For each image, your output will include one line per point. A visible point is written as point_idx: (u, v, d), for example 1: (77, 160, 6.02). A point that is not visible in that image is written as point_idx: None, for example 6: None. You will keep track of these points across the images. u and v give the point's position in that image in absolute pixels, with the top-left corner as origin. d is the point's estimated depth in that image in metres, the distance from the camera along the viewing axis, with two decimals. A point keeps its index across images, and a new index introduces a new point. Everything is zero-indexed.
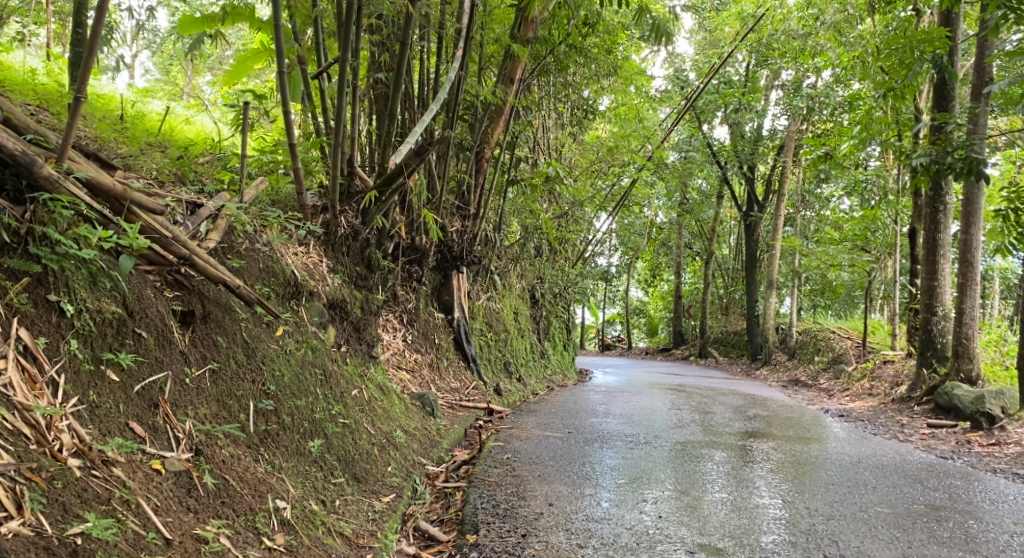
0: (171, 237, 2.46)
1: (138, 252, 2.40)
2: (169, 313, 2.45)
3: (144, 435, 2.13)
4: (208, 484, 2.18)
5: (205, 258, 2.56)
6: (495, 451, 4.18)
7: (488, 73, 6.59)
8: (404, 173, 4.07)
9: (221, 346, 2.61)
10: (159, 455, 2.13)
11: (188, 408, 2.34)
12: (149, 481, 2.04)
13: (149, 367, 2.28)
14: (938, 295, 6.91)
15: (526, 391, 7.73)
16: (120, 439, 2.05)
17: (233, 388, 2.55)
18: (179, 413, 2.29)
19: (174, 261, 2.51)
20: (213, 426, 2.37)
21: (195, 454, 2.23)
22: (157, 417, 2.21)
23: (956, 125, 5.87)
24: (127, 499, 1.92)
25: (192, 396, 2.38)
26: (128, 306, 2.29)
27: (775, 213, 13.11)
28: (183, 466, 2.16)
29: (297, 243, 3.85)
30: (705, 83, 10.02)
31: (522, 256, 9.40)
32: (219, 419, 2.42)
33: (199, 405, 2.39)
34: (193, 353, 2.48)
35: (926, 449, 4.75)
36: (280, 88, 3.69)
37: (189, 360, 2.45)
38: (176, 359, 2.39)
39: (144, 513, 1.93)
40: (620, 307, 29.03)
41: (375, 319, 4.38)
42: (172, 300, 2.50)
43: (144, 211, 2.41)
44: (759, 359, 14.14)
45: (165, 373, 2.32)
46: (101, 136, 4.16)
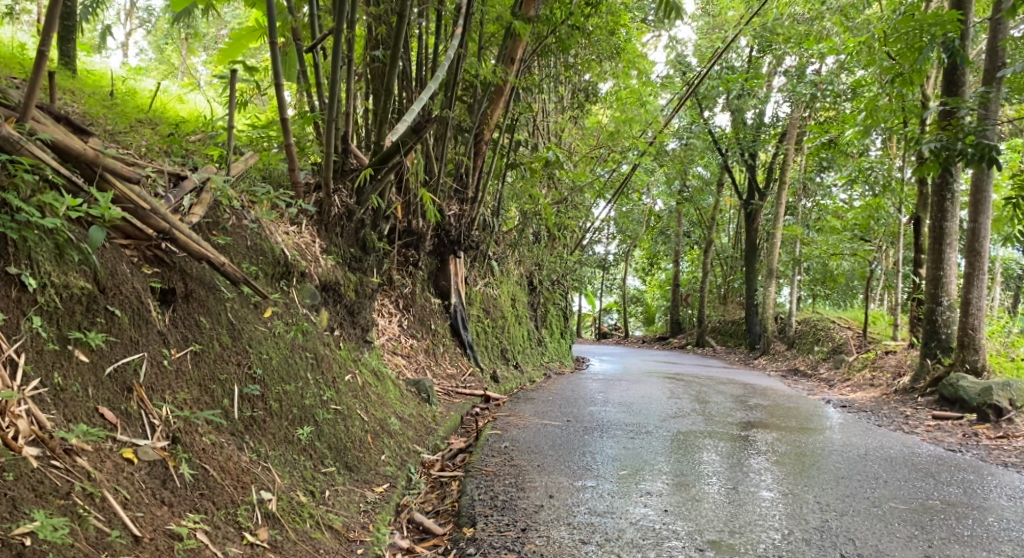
0: (150, 209, 2.34)
1: (110, 224, 2.25)
2: (146, 290, 2.31)
3: (115, 421, 2.00)
4: (185, 475, 2.05)
5: (186, 232, 2.45)
6: (493, 439, 4.05)
7: (488, 52, 6.42)
8: (401, 151, 3.92)
9: (204, 327, 2.47)
10: (132, 443, 1.99)
11: (166, 393, 2.20)
12: (118, 472, 1.90)
13: (122, 347, 2.14)
14: (944, 285, 6.78)
15: (523, 378, 7.62)
16: (87, 427, 1.92)
17: (215, 371, 2.42)
18: (155, 397, 2.16)
19: (154, 234, 2.37)
20: (193, 412, 2.24)
21: (171, 442, 2.09)
22: (130, 402, 2.07)
23: (968, 110, 5.72)
24: (91, 492, 1.79)
25: (170, 380, 2.24)
26: (99, 282, 2.15)
27: (776, 201, 12.95)
28: (158, 455, 2.03)
29: (288, 222, 3.69)
30: (709, 68, 9.76)
31: (521, 242, 9.26)
32: (200, 405, 2.28)
33: (179, 389, 2.25)
34: (173, 334, 2.34)
35: (934, 442, 4.64)
36: (270, 59, 3.53)
37: (168, 341, 2.31)
38: (153, 341, 2.25)
39: (110, 508, 1.80)
40: (617, 296, 28.94)
41: (370, 302, 4.25)
42: (150, 276, 2.35)
43: (117, 179, 2.26)
44: (757, 349, 14.06)
45: (140, 355, 2.18)
46: (88, 113, 4.01)
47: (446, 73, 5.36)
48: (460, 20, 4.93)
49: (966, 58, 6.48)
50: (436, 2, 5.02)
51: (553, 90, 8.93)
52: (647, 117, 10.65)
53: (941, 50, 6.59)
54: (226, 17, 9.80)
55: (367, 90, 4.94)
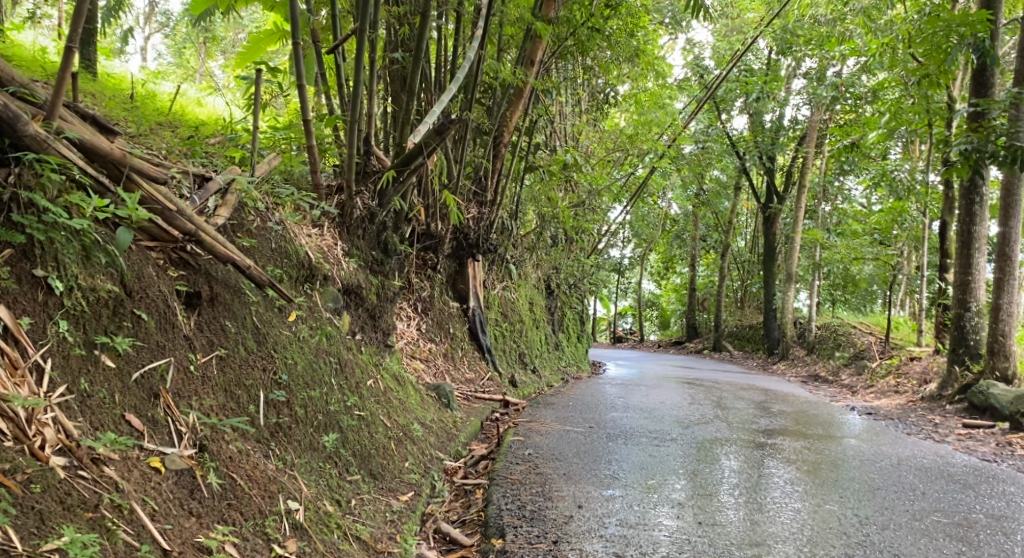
0: (176, 211, 2.28)
1: (136, 225, 2.21)
2: (172, 293, 2.26)
3: (143, 429, 1.95)
4: (213, 485, 1.99)
5: (213, 234, 2.38)
6: (516, 446, 3.98)
7: (507, 54, 6.36)
8: (424, 153, 3.87)
9: (229, 332, 2.42)
10: (159, 451, 1.94)
11: (192, 399, 2.15)
12: (146, 482, 1.85)
13: (149, 352, 2.09)
14: (972, 290, 6.61)
15: (541, 382, 7.55)
16: (114, 435, 1.87)
17: (242, 377, 2.37)
18: (182, 404, 2.11)
19: (180, 236, 2.33)
20: (219, 419, 2.18)
21: (198, 450, 2.04)
22: (157, 409, 2.02)
23: (1000, 112, 5.58)
24: (119, 504, 1.74)
25: (197, 385, 2.20)
26: (126, 285, 2.11)
27: (795, 205, 12.80)
28: (186, 464, 1.98)
29: (310, 224, 3.65)
30: (728, 71, 9.57)
31: (538, 245, 9.19)
32: (226, 412, 2.23)
33: (205, 396, 2.20)
34: (199, 338, 2.29)
35: (967, 451, 4.52)
36: (294, 61, 3.49)
37: (194, 346, 2.26)
38: (179, 345, 2.20)
39: (138, 520, 1.74)
40: (632, 299, 28.80)
41: (391, 305, 4.20)
42: (176, 279, 2.31)
43: (144, 180, 2.22)
44: (776, 354, 13.91)
45: (167, 360, 2.14)
46: (110, 116, 3.99)
47: (466, 75, 5.31)
48: (481, 22, 4.88)
49: (996, 59, 6.34)
50: (457, 4, 4.97)
51: (572, 93, 8.86)
52: (665, 120, 10.57)
53: (969, 51, 6.46)
54: (245, 20, 9.83)
55: (387, 93, 4.90)
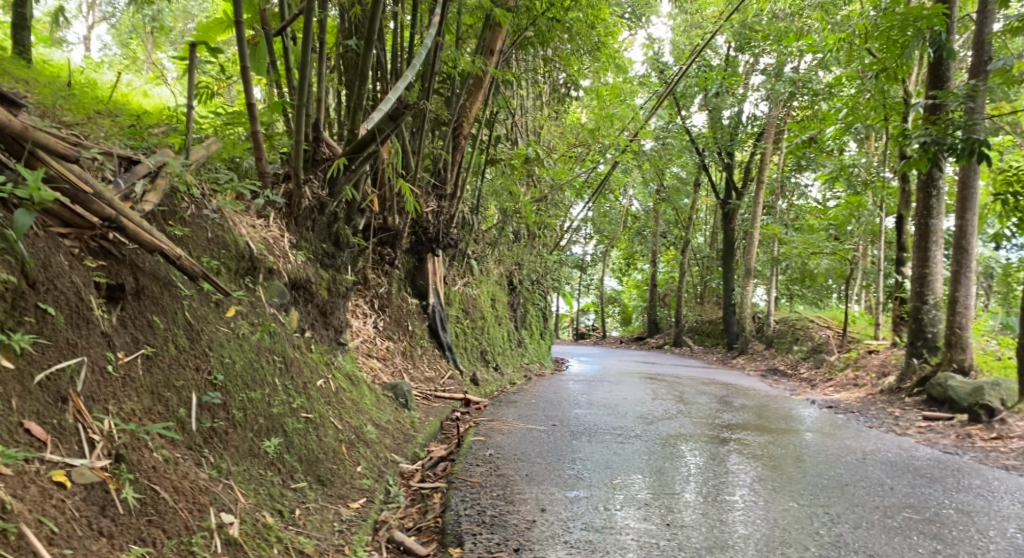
0: (92, 194, 2.09)
1: (43, 208, 2.01)
2: (88, 285, 2.07)
3: (45, 439, 1.76)
4: (128, 500, 1.81)
5: (137, 220, 2.18)
6: (476, 446, 3.84)
7: (466, 45, 6.21)
8: (377, 140, 3.69)
9: (157, 328, 2.23)
10: (65, 463, 1.76)
11: (109, 403, 1.96)
12: (44, 499, 1.66)
13: (56, 352, 1.90)
14: (929, 283, 6.68)
15: (503, 380, 7.41)
16: (7, 446, 1.66)
17: (171, 378, 2.18)
18: (95, 409, 1.92)
19: (98, 223, 2.13)
20: (140, 424, 1.99)
21: (114, 461, 1.85)
22: (64, 415, 1.83)
23: (957, 105, 5.62)
24: (6, 528, 1.53)
25: (116, 387, 2.00)
26: (28, 275, 1.91)
27: (753, 201, 12.87)
28: (97, 477, 1.79)
29: (255, 215, 3.45)
30: (686, 67, 9.39)
31: (500, 241, 9.04)
32: (150, 416, 2.04)
33: (126, 399, 2.01)
34: (120, 336, 2.10)
35: (928, 444, 4.52)
36: (236, 41, 3.30)
37: (115, 344, 2.07)
38: (95, 344, 2.01)
39: (28, 546, 1.54)
40: (594, 295, 28.86)
41: (344, 301, 4.01)
42: (93, 270, 2.13)
43: (52, 157, 2.01)
44: (736, 348, 14.00)
45: (79, 359, 1.94)
46: (42, 102, 3.74)
47: (423, 64, 5.14)
48: (439, 9, 4.72)
49: (953, 52, 6.38)
50: None
51: (532, 86, 8.72)
52: (627, 114, 10.49)
53: (927, 44, 6.49)
54: (195, 11, 9.48)
55: (341, 82, 4.71)
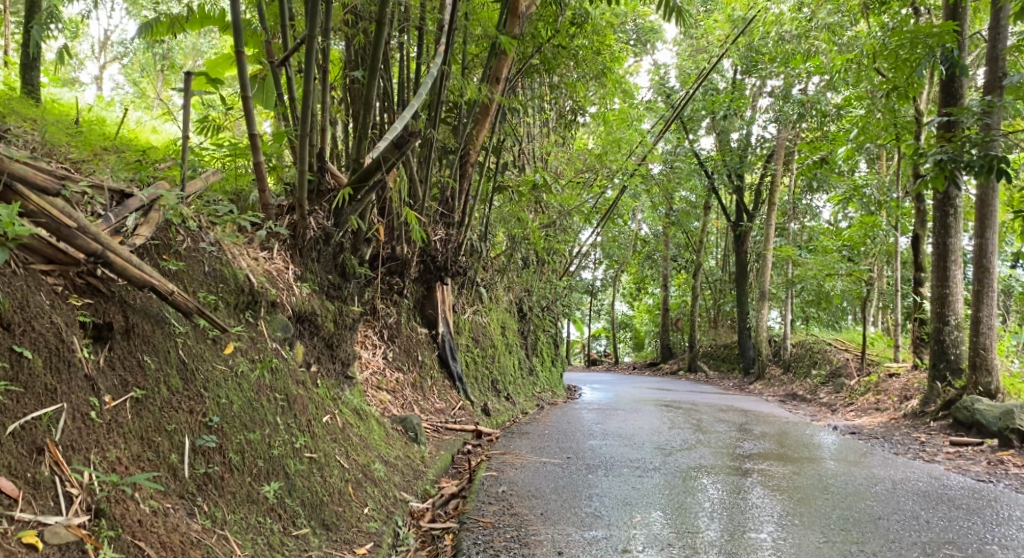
0: (76, 228, 2.05)
1: (21, 242, 1.95)
2: (72, 324, 2.01)
3: (16, 495, 1.68)
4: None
5: (124, 255, 2.14)
6: (488, 483, 3.70)
7: (472, 73, 6.16)
8: (382, 168, 3.58)
9: (148, 369, 2.16)
10: (37, 522, 1.67)
11: (91, 452, 1.88)
12: None
13: (32, 400, 1.82)
14: (950, 304, 6.50)
15: (515, 410, 7.25)
16: None
17: (162, 421, 2.11)
18: (75, 459, 1.84)
19: (83, 258, 2.07)
20: (123, 476, 1.90)
21: (93, 516, 1.77)
22: (40, 468, 1.76)
23: (974, 122, 5.51)
24: None
25: (100, 435, 1.93)
26: (3, 318, 1.84)
27: (765, 223, 12.74)
28: (74, 536, 1.69)
29: (257, 247, 3.36)
30: (693, 91, 9.32)
31: (509, 268, 8.93)
32: (136, 465, 1.96)
33: (109, 447, 1.93)
34: (106, 379, 2.03)
35: (959, 471, 4.33)
36: (236, 70, 3.25)
37: (99, 388, 2.00)
38: (77, 389, 1.94)
39: None
40: (605, 321, 28.66)
41: (351, 333, 3.89)
42: (79, 308, 2.07)
43: (31, 191, 1.97)
44: (751, 373, 13.77)
45: (57, 408, 1.87)
46: (48, 139, 3.71)
47: (429, 92, 5.09)
48: (442, 37, 4.67)
49: (966, 69, 6.28)
50: (417, 20, 4.77)
51: (539, 113, 8.68)
52: (635, 138, 10.42)
53: (939, 62, 6.39)
54: (203, 48, 9.55)
55: (346, 112, 4.67)
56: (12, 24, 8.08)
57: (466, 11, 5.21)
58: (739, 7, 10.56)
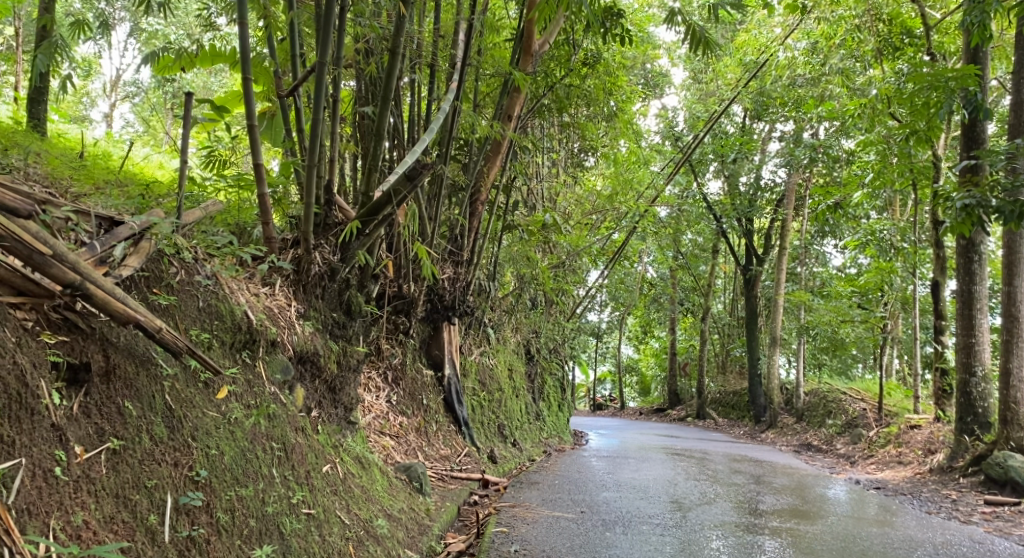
0: (51, 255, 1.92)
1: None
2: (40, 366, 1.88)
3: None
4: None
5: (105, 286, 2.01)
6: (499, 540, 3.45)
7: (484, 110, 6.03)
8: (392, 202, 3.42)
9: (129, 417, 2.02)
10: None
11: (51, 516, 1.72)
12: None
13: None
14: (978, 353, 6.23)
15: (522, 457, 6.97)
16: None
17: (142, 477, 1.96)
18: (30, 524, 1.67)
19: (59, 290, 1.95)
20: (90, 543, 1.75)
21: None
22: None
23: (1002, 166, 5.31)
24: None
25: (64, 495, 1.77)
26: None
27: (776, 267, 12.57)
28: None
29: (259, 283, 3.18)
30: (703, 135, 9.01)
31: (517, 308, 8.71)
32: (107, 528, 1.80)
33: (75, 509, 1.77)
34: (77, 429, 1.89)
35: (1001, 535, 4.06)
36: (244, 100, 3.12)
37: (68, 439, 1.86)
38: (40, 442, 1.79)
39: None
40: (611, 364, 28.36)
41: (354, 375, 3.68)
42: (50, 347, 1.94)
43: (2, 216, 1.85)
44: (762, 421, 13.45)
45: (16, 463, 1.71)
46: (51, 173, 3.57)
47: (441, 127, 4.95)
48: (457, 73, 4.55)
49: (989, 112, 6.16)
50: (431, 55, 4.65)
51: (549, 154, 8.57)
52: (645, 179, 10.30)
53: (960, 105, 6.24)
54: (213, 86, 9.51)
55: (357, 149, 4.53)
56: (23, 60, 8.03)
57: (481, 48, 5.10)
58: (749, 51, 10.52)
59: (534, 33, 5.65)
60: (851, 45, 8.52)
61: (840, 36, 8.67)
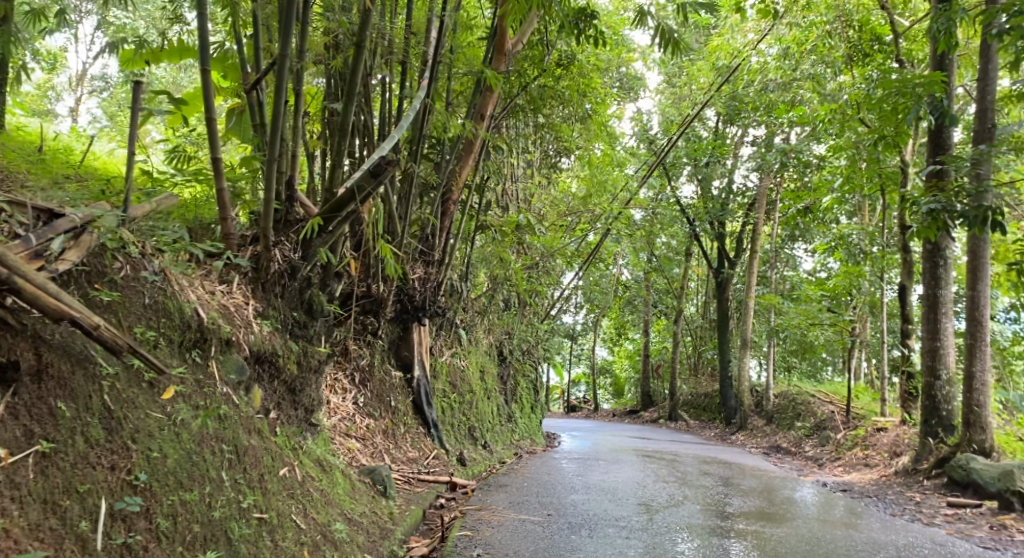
0: None
1: None
2: None
3: None
4: None
5: (38, 283, 1.97)
6: (463, 544, 3.40)
7: (456, 108, 5.98)
8: (357, 198, 3.35)
9: (61, 419, 1.99)
10: None
11: None
12: None
13: None
14: (942, 357, 6.31)
15: (492, 459, 6.91)
16: None
17: (74, 481, 1.92)
18: None
19: None
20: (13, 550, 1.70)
21: None
22: None
23: (967, 171, 5.38)
24: None
25: None
26: None
27: (747, 270, 12.67)
28: None
29: (215, 280, 3.11)
30: (676, 138, 9.04)
31: (490, 309, 8.66)
32: (32, 533, 1.76)
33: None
34: (4, 432, 1.86)
35: (963, 536, 4.09)
36: (202, 91, 3.04)
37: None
38: None
39: None
40: (585, 366, 28.41)
41: (317, 376, 3.60)
42: None
43: None
44: (733, 423, 13.54)
45: None
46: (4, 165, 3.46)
47: (410, 125, 4.89)
48: (426, 71, 4.49)
49: (954, 119, 6.25)
50: (401, 52, 4.58)
51: (523, 155, 8.53)
52: (619, 181, 10.31)
53: (927, 111, 6.33)
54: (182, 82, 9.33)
55: (323, 147, 4.45)
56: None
57: (453, 46, 5.05)
58: (723, 55, 10.57)
59: (507, 32, 5.61)
60: (822, 51, 8.60)
61: (811, 42, 8.75)
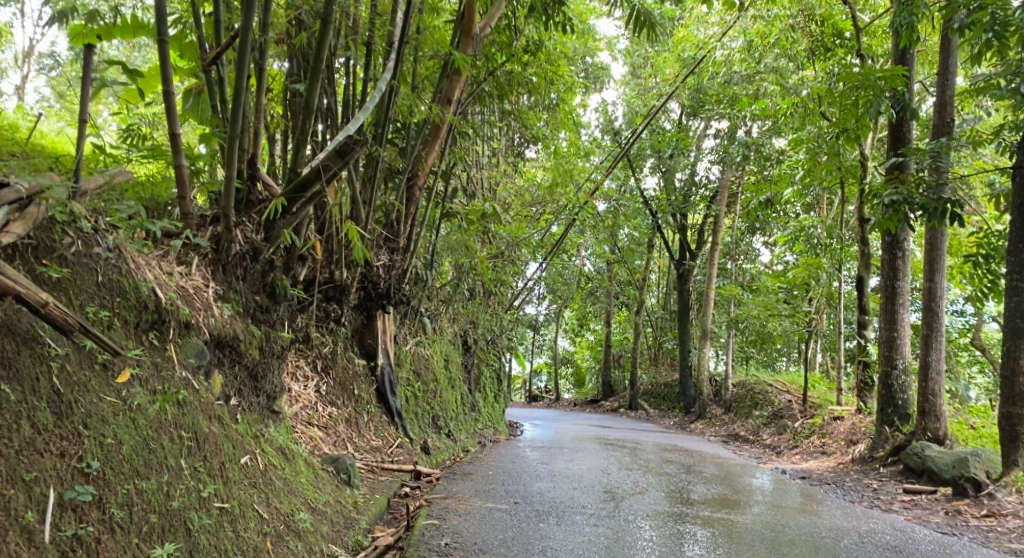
0: None
1: None
2: None
3: None
4: None
5: None
6: (429, 534, 3.33)
7: (423, 92, 5.85)
8: (322, 179, 3.21)
9: (6, 403, 1.87)
10: None
11: None
12: None
13: None
14: (899, 347, 6.44)
15: (456, 448, 6.85)
16: None
17: (18, 470, 1.81)
18: None
19: None
20: None
21: None
22: None
23: (927, 163, 5.45)
24: None
25: None
26: None
27: (709, 261, 12.80)
28: None
29: (173, 261, 2.99)
30: (639, 131, 8.89)
31: (454, 298, 8.56)
32: None
33: None
34: None
35: (921, 522, 4.18)
36: (159, 63, 2.91)
37: None
38: None
39: None
40: (547, 356, 28.55)
41: (279, 362, 3.49)
42: None
43: None
44: (693, 412, 13.71)
45: None
46: None
47: (376, 107, 4.76)
48: (394, 52, 4.37)
49: (914, 112, 6.34)
50: (368, 32, 4.44)
51: (489, 142, 8.44)
52: (584, 170, 10.29)
53: (889, 104, 6.39)
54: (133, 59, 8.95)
55: (286, 126, 4.31)
56: None
57: (420, 27, 4.91)
58: (689, 47, 10.61)
59: (475, 15, 5.41)
60: (785, 44, 8.69)
61: (775, 36, 8.82)
